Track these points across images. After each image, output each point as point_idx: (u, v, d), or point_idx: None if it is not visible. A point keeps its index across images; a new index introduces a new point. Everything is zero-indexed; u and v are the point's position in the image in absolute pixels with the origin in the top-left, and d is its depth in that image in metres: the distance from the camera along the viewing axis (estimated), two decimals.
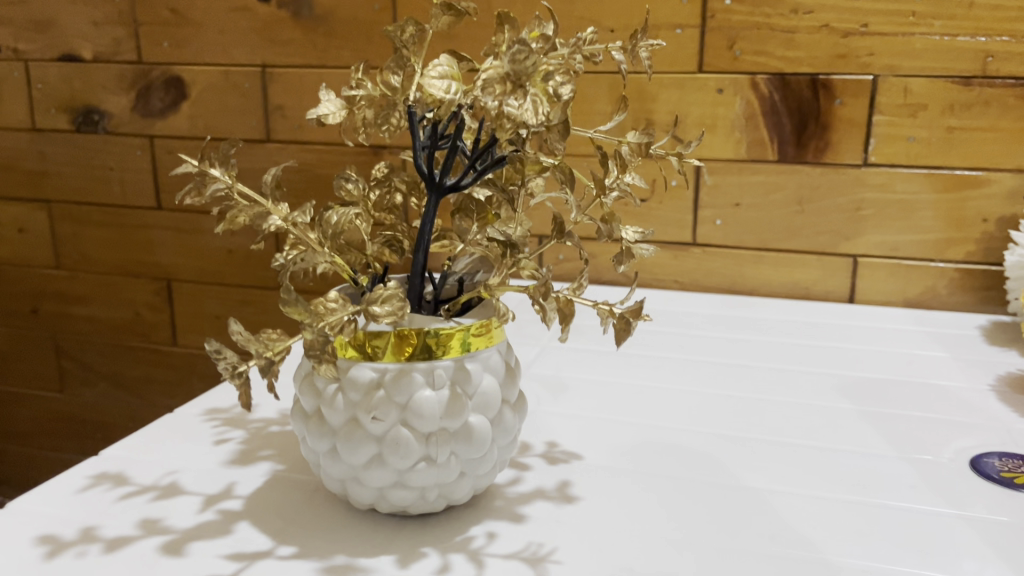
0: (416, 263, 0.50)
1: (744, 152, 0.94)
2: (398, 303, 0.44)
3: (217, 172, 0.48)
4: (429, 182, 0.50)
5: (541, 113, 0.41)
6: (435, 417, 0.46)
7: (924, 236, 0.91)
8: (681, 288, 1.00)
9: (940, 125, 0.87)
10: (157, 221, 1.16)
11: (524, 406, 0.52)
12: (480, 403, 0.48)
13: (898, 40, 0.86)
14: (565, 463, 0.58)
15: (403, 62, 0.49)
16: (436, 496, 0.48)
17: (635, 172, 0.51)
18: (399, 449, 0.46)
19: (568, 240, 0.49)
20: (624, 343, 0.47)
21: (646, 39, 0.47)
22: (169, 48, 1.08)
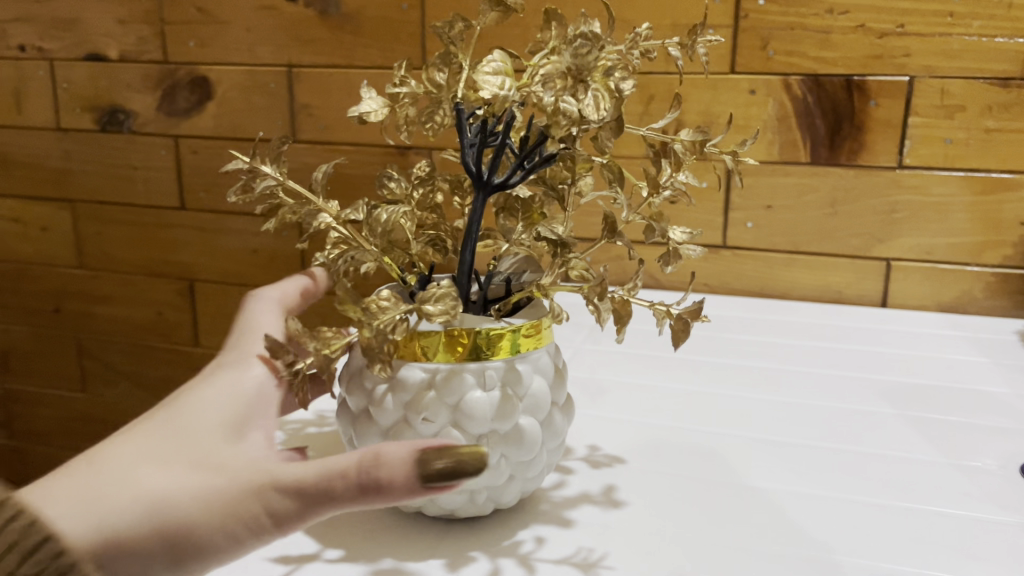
0: (464, 262, 0.50)
1: (777, 154, 0.93)
2: (453, 302, 0.43)
3: (268, 169, 0.48)
4: (476, 180, 0.49)
5: (603, 109, 0.41)
6: (487, 419, 0.45)
7: (960, 240, 0.90)
8: (711, 290, 0.99)
9: (978, 127, 0.86)
10: (181, 221, 1.16)
11: (571, 409, 0.51)
12: (530, 405, 0.47)
13: (935, 40, 0.85)
14: (608, 467, 0.57)
15: (453, 60, 0.47)
16: (485, 500, 0.47)
17: (688, 170, 0.51)
18: None
19: (619, 240, 0.48)
20: (681, 344, 0.47)
21: (704, 35, 0.47)
22: (195, 47, 1.07)
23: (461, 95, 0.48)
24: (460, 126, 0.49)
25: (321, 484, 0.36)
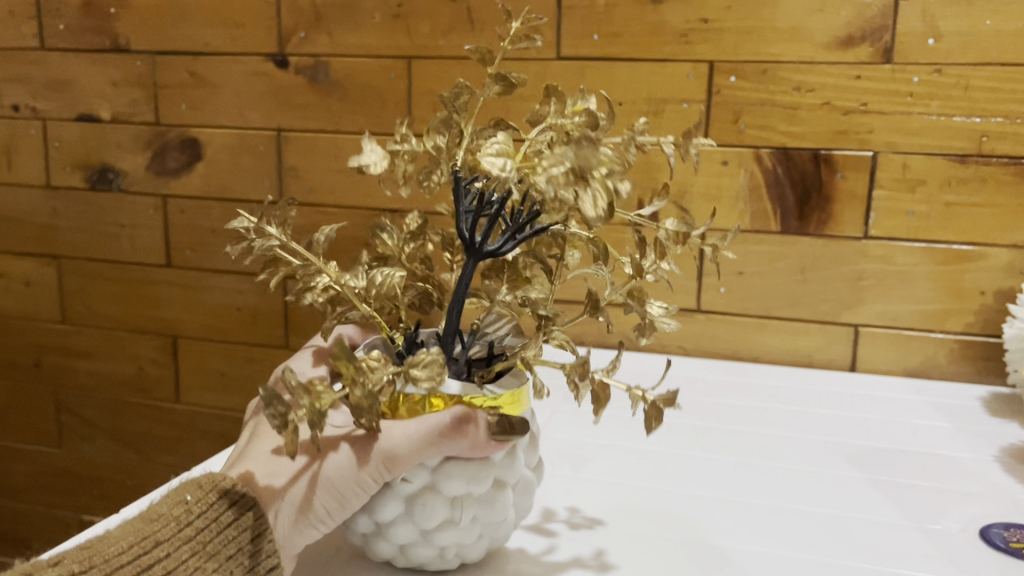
0: (450, 322, 0.52)
1: (748, 223, 0.96)
2: (438, 369, 0.45)
3: (273, 229, 0.52)
4: (469, 247, 0.51)
5: (600, 209, 0.42)
6: (462, 481, 0.49)
7: (924, 307, 0.93)
8: (685, 353, 1.02)
9: (938, 200, 0.90)
10: (165, 278, 1.17)
11: (542, 470, 0.55)
12: (506, 470, 0.50)
13: (896, 118, 0.90)
14: (588, 529, 0.59)
15: (453, 128, 0.51)
16: (454, 553, 0.51)
17: (671, 258, 0.55)
18: (426, 510, 0.49)
19: (601, 315, 0.51)
20: (654, 428, 0.49)
21: (697, 140, 0.52)
22: (187, 110, 1.10)
23: (461, 160, 0.51)
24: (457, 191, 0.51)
25: (418, 441, 0.47)
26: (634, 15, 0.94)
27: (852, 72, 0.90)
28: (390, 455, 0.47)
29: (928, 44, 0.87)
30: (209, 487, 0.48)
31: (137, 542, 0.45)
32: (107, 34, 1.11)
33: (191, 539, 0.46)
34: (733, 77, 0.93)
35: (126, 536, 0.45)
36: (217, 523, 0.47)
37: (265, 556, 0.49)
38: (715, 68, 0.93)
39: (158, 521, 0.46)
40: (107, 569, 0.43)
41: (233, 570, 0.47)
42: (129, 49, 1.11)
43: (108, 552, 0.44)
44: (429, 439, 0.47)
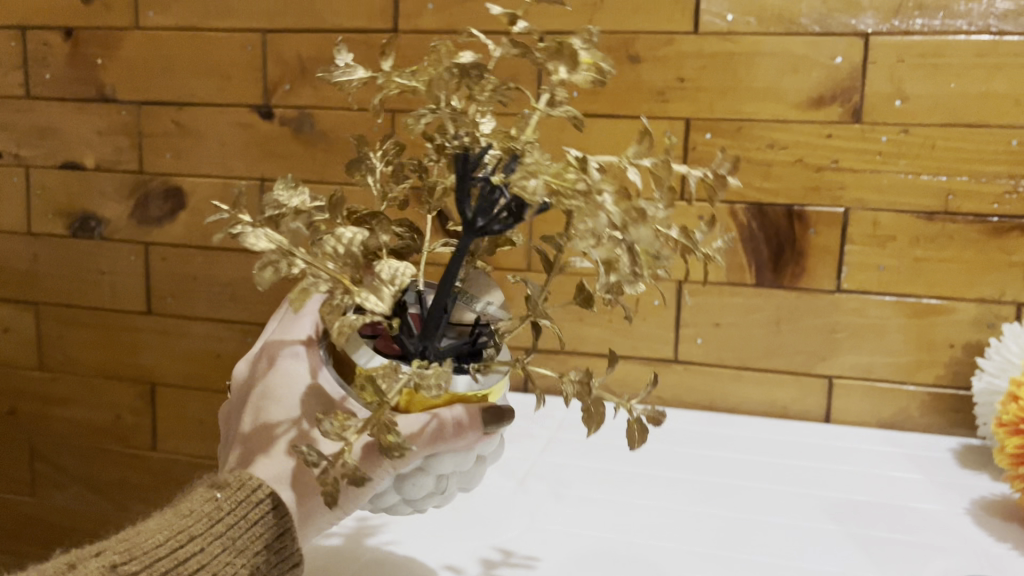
0: (443, 290, 0.56)
1: (724, 276, 0.98)
2: (445, 381, 0.51)
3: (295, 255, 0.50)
4: (469, 226, 0.55)
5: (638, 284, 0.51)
6: (448, 465, 0.58)
7: (896, 359, 0.95)
8: (663, 403, 1.03)
9: (907, 255, 0.93)
10: (145, 324, 1.17)
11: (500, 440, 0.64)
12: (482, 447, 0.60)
13: (866, 175, 0.93)
14: (528, 568, 0.64)
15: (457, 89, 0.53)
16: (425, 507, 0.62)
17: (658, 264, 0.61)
18: (415, 486, 0.58)
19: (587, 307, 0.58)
20: (637, 447, 0.56)
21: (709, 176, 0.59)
22: (171, 159, 1.11)
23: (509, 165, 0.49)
24: (464, 173, 0.55)
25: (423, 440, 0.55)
26: (613, 72, 0.97)
27: (824, 130, 0.93)
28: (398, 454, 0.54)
29: (895, 105, 0.91)
30: (238, 487, 0.56)
31: (174, 536, 0.53)
32: (93, 83, 1.12)
33: (222, 535, 0.54)
34: (709, 134, 0.96)
35: (162, 531, 0.54)
36: (244, 521, 0.55)
37: (289, 551, 0.57)
38: (692, 125, 0.96)
39: (191, 516, 0.55)
40: (146, 561, 0.52)
41: (259, 564, 0.56)
42: (115, 99, 1.12)
43: (147, 545, 0.52)
44: (432, 439, 0.55)
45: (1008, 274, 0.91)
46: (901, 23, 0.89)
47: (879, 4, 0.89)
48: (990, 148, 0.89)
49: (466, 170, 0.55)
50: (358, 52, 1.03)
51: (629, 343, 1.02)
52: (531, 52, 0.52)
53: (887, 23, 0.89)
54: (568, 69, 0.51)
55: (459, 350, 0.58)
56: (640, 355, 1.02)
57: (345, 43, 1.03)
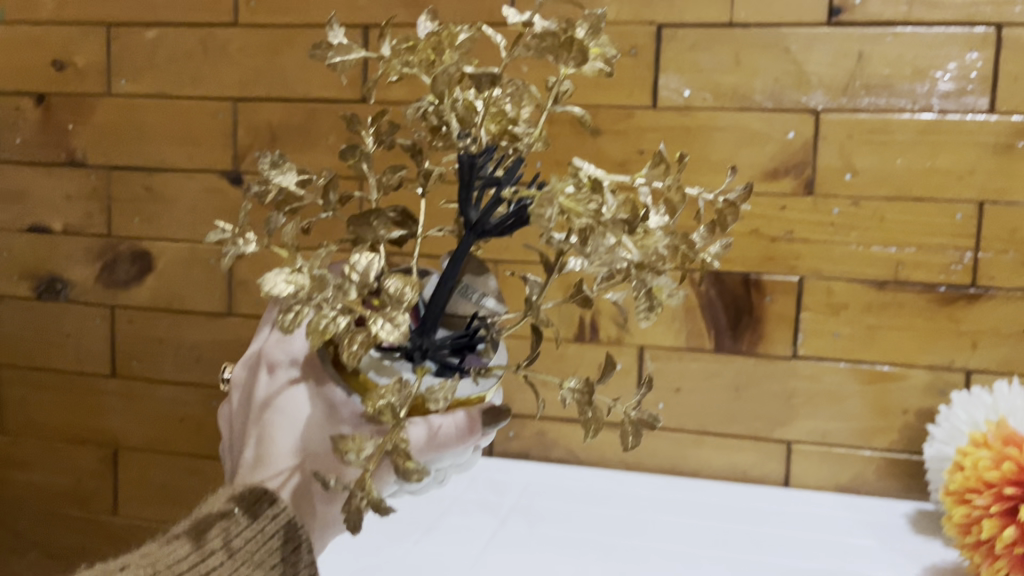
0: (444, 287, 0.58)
1: (684, 342, 1.00)
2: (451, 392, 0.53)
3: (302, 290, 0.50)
4: (472, 227, 0.58)
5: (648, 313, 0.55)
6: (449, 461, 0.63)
7: (852, 424, 0.97)
8: (627, 468, 1.04)
9: (860, 323, 0.96)
10: (109, 387, 1.17)
11: None
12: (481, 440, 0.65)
13: (820, 245, 0.96)
14: None
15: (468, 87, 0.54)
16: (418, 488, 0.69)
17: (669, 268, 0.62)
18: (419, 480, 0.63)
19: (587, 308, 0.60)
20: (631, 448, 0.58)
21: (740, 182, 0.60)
22: (140, 223, 1.12)
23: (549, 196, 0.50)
24: (469, 177, 0.57)
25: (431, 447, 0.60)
26: (575, 145, 1.00)
27: (778, 202, 0.96)
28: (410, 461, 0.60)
29: (845, 179, 0.94)
30: (253, 505, 0.62)
31: (196, 552, 0.59)
32: (64, 148, 1.13)
33: (239, 549, 0.60)
34: None
35: (185, 548, 0.59)
36: (259, 535, 0.61)
37: (303, 560, 0.63)
38: None
39: (210, 534, 0.60)
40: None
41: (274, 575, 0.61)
42: (86, 164, 1.13)
43: (171, 561, 0.58)
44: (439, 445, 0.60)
45: (957, 342, 0.94)
46: (849, 102, 0.93)
47: (828, 82, 0.93)
48: (937, 221, 0.93)
49: (471, 175, 0.57)
50: (327, 121, 1.05)
51: None
52: (543, 43, 0.51)
53: (835, 101, 0.93)
54: (576, 64, 0.52)
55: (458, 344, 0.59)
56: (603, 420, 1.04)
57: (315, 111, 1.05)
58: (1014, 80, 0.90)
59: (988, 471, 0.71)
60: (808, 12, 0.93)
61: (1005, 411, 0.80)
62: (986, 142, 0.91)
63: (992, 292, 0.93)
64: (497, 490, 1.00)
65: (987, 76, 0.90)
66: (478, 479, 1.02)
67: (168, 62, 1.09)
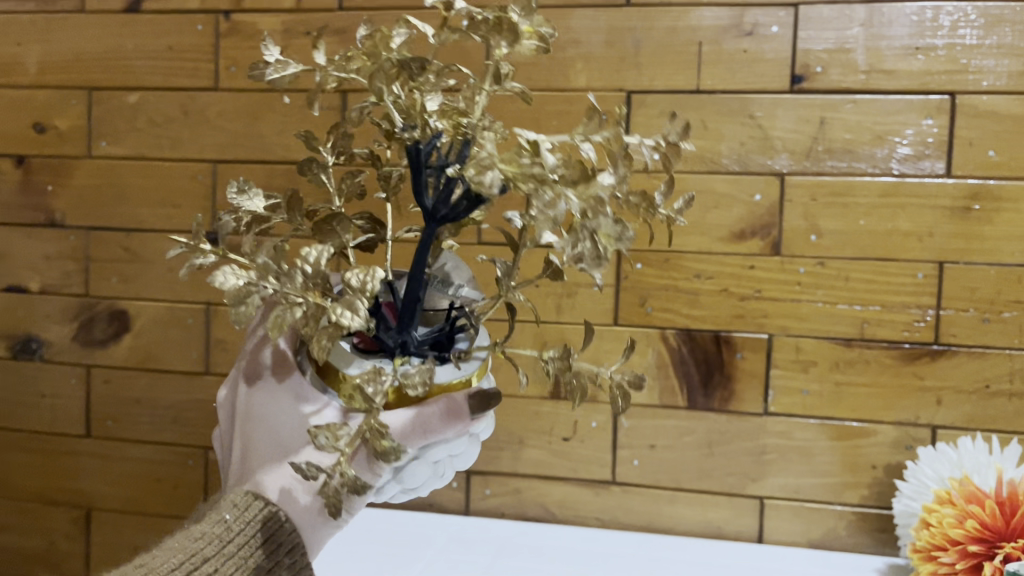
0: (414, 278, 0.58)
1: (657, 399, 1.02)
2: (428, 374, 0.54)
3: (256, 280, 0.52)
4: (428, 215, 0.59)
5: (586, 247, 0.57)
6: (443, 451, 0.60)
7: (823, 479, 0.99)
8: (602, 525, 1.04)
9: (829, 380, 0.98)
10: (84, 448, 1.16)
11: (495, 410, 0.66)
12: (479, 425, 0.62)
13: (788, 304, 0.98)
14: None
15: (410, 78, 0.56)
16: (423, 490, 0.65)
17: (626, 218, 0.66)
18: (414, 474, 0.61)
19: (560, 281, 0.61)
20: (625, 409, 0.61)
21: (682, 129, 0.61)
22: (118, 283, 1.13)
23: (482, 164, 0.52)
24: (417, 165, 0.59)
25: (414, 434, 0.57)
26: None
27: (746, 262, 0.99)
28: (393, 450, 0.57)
29: (811, 239, 0.97)
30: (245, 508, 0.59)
31: (187, 559, 0.56)
32: (43, 209, 1.14)
33: (233, 555, 0.57)
34: (639, 264, 1.01)
35: (175, 556, 0.56)
36: (251, 539, 0.58)
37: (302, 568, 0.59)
38: (624, 256, 1.01)
39: (202, 540, 0.57)
40: None
41: None
42: (65, 225, 1.14)
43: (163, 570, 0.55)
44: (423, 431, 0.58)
45: (922, 398, 0.96)
46: (813, 165, 0.96)
47: (792, 146, 0.97)
48: (899, 280, 0.96)
49: (418, 165, 0.59)
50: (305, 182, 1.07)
51: (567, 465, 1.04)
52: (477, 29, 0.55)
53: (800, 164, 0.97)
54: (510, 42, 0.55)
55: (435, 339, 0.60)
56: (578, 477, 1.04)
57: (294, 174, 1.07)
58: (969, 145, 0.93)
59: (953, 529, 0.77)
60: (771, 79, 0.96)
61: (968, 468, 0.82)
62: (944, 204, 0.94)
63: (954, 349, 0.95)
64: (474, 550, 1.00)
65: (943, 141, 0.94)
66: (454, 538, 1.02)
67: (149, 125, 1.11)
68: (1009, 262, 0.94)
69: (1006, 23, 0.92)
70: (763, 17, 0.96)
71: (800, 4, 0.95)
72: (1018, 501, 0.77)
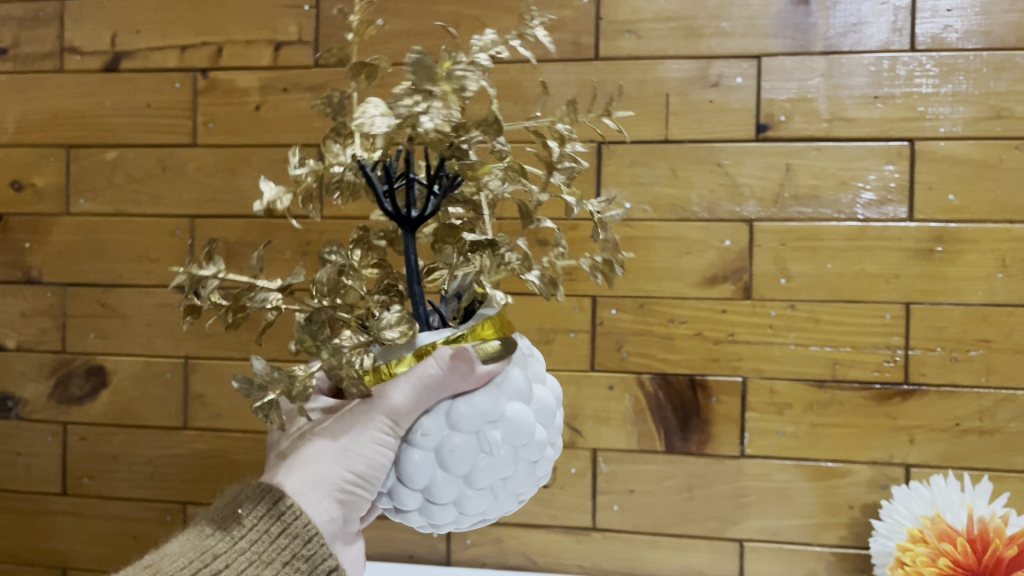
0: (414, 293, 0.63)
1: (635, 444, 1.03)
2: (403, 318, 0.57)
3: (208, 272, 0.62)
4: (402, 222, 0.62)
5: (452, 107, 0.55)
6: (475, 415, 0.60)
7: (801, 521, 1.00)
8: (584, 572, 1.04)
9: (804, 421, 0.99)
10: (60, 506, 1.15)
11: (554, 399, 0.65)
12: (515, 393, 0.62)
13: (761, 346, 1.00)
14: None
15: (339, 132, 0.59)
16: (499, 484, 0.62)
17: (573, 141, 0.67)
18: (457, 448, 0.59)
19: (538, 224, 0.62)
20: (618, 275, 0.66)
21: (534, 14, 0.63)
22: (95, 338, 1.13)
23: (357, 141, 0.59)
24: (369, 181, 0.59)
25: (418, 394, 0.60)
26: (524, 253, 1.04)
27: (719, 306, 1.00)
28: (399, 412, 0.60)
29: (781, 283, 0.99)
30: (256, 502, 0.61)
31: (198, 556, 0.58)
32: (20, 266, 1.15)
33: (247, 551, 0.59)
34: (614, 309, 1.02)
35: (186, 553, 0.58)
36: (263, 535, 0.60)
37: (321, 560, 0.61)
38: (598, 302, 1.02)
39: (214, 538, 0.60)
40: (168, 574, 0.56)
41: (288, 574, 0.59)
42: (42, 281, 1.14)
43: (171, 565, 0.57)
44: (427, 390, 0.60)
45: (895, 437, 0.98)
46: (780, 211, 0.99)
47: (759, 193, 0.99)
48: (868, 321, 0.98)
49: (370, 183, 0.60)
50: (284, 235, 1.08)
51: (548, 512, 1.05)
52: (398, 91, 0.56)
53: (767, 210, 0.99)
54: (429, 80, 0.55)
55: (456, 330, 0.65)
56: (559, 523, 1.05)
57: (272, 227, 1.08)
58: (929, 190, 0.96)
59: (927, 567, 0.79)
60: (737, 128, 0.99)
61: (941, 506, 0.84)
62: (909, 246, 0.97)
63: (924, 388, 0.97)
64: None
65: (905, 186, 0.97)
66: None
67: (127, 182, 1.12)
68: (974, 302, 0.96)
69: (960, 72, 0.95)
70: (728, 69, 0.99)
71: (762, 57, 0.99)
72: (989, 539, 0.80)
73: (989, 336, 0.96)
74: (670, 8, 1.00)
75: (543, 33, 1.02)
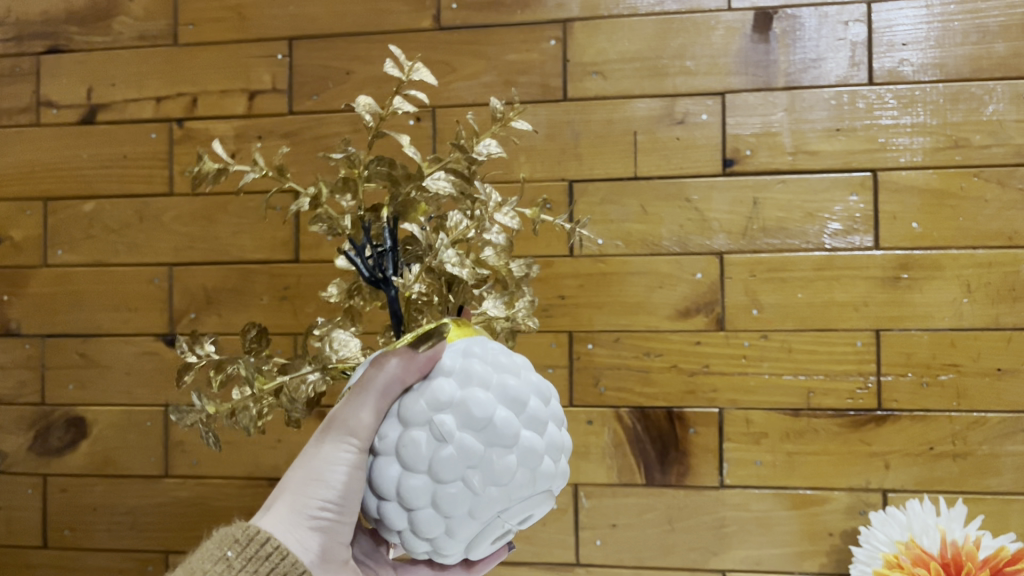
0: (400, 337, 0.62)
1: (616, 478, 1.03)
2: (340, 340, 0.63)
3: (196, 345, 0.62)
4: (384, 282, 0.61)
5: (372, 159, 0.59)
6: (424, 408, 0.57)
7: (782, 549, 1.00)
8: None
9: (780, 450, 1.00)
10: (41, 558, 1.14)
11: (535, 387, 0.59)
12: (467, 379, 0.57)
13: (735, 377, 1.01)
14: None
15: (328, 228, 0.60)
16: (471, 476, 0.56)
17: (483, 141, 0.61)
18: (411, 443, 0.57)
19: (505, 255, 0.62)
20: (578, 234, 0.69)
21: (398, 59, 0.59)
22: (74, 389, 1.13)
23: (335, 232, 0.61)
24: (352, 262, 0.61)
25: (368, 400, 0.59)
26: None
27: (693, 338, 1.02)
28: (355, 423, 0.59)
29: (753, 314, 1.01)
30: (244, 543, 0.58)
31: None
32: None
33: None
34: (590, 344, 1.03)
35: None
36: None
37: None
38: (574, 337, 1.04)
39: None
40: None
41: None
42: (20, 334, 1.14)
43: None
44: (375, 394, 0.59)
45: (871, 463, 0.99)
46: (749, 243, 1.01)
47: (728, 227, 1.01)
48: (840, 349, 0.99)
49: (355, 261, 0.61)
50: (262, 281, 1.09)
51: (532, 548, 1.05)
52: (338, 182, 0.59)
53: (736, 243, 1.01)
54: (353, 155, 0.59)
55: None
56: (542, 560, 1.05)
57: (249, 273, 1.09)
58: (893, 219, 0.99)
59: None
60: (704, 164, 1.02)
61: (916, 531, 0.85)
62: (876, 275, 0.99)
63: (897, 413, 0.99)
64: None
65: (870, 216, 0.99)
66: None
67: (105, 233, 1.13)
68: (941, 327, 0.98)
69: (918, 104, 0.98)
70: (692, 106, 1.02)
71: (725, 94, 1.01)
72: (962, 563, 0.81)
73: (958, 360, 0.98)
74: (634, 49, 1.03)
75: (511, 76, 1.05)
